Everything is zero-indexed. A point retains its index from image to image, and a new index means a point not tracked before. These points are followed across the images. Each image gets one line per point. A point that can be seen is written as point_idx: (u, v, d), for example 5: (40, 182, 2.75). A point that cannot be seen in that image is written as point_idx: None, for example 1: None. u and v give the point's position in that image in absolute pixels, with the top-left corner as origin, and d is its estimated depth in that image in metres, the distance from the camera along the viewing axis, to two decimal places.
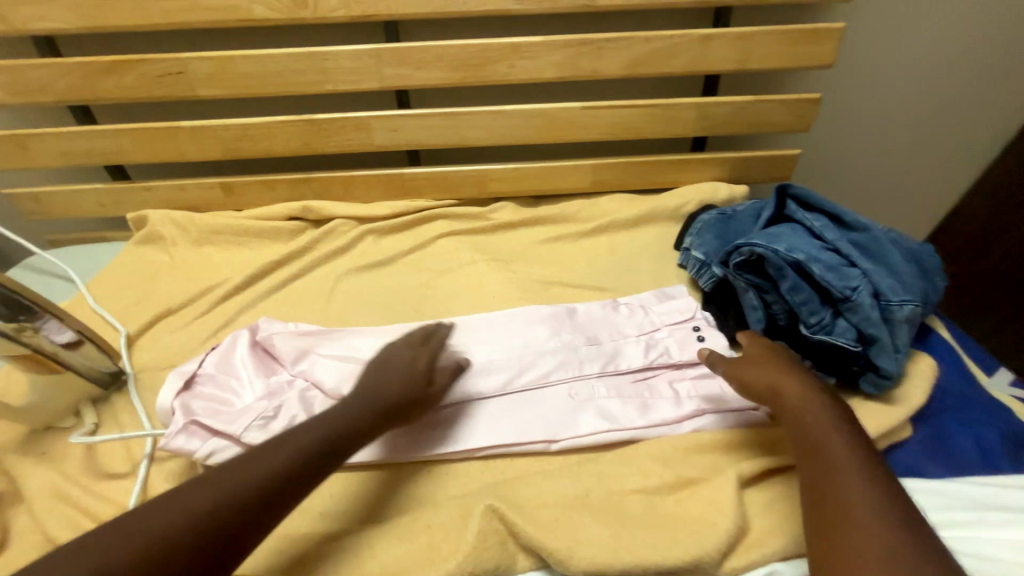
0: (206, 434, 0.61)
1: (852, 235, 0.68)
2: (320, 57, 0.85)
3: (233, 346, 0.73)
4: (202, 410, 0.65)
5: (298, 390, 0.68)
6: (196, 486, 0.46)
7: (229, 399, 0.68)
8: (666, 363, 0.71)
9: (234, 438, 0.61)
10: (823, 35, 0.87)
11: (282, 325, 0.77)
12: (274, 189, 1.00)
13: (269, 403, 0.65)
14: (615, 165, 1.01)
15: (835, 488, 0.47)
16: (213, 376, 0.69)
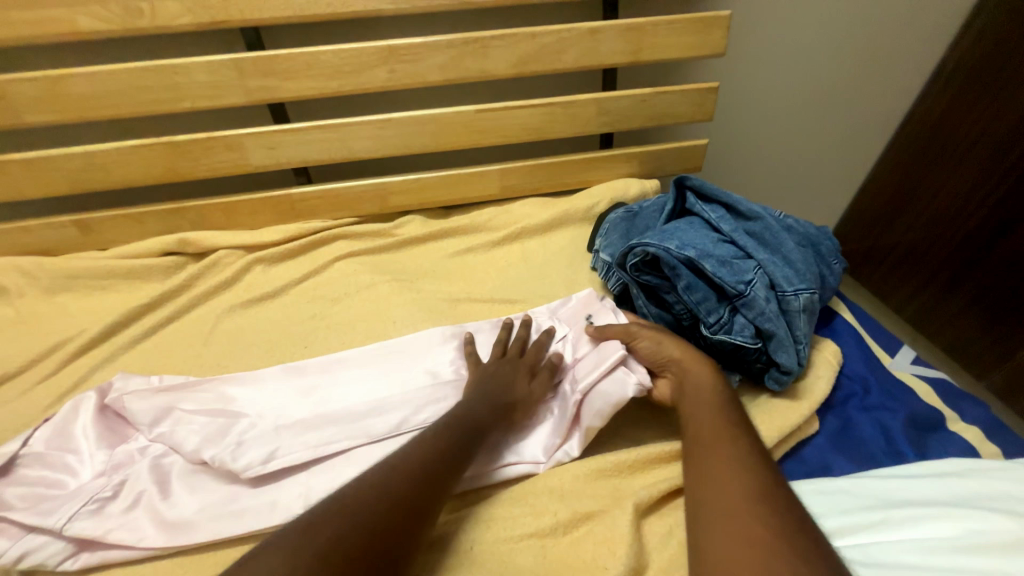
0: (18, 533, 0.52)
1: (747, 225, 0.66)
2: (170, 70, 0.75)
3: (74, 413, 0.62)
4: (19, 500, 0.55)
5: (149, 460, 0.59)
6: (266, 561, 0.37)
7: (63, 480, 0.57)
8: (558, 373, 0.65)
9: (54, 532, 0.52)
10: (709, 24, 0.85)
11: (142, 380, 0.66)
12: (141, 223, 0.88)
13: (105, 482, 0.56)
14: (523, 168, 0.96)
15: (703, 453, 0.47)
16: (44, 455, 0.59)
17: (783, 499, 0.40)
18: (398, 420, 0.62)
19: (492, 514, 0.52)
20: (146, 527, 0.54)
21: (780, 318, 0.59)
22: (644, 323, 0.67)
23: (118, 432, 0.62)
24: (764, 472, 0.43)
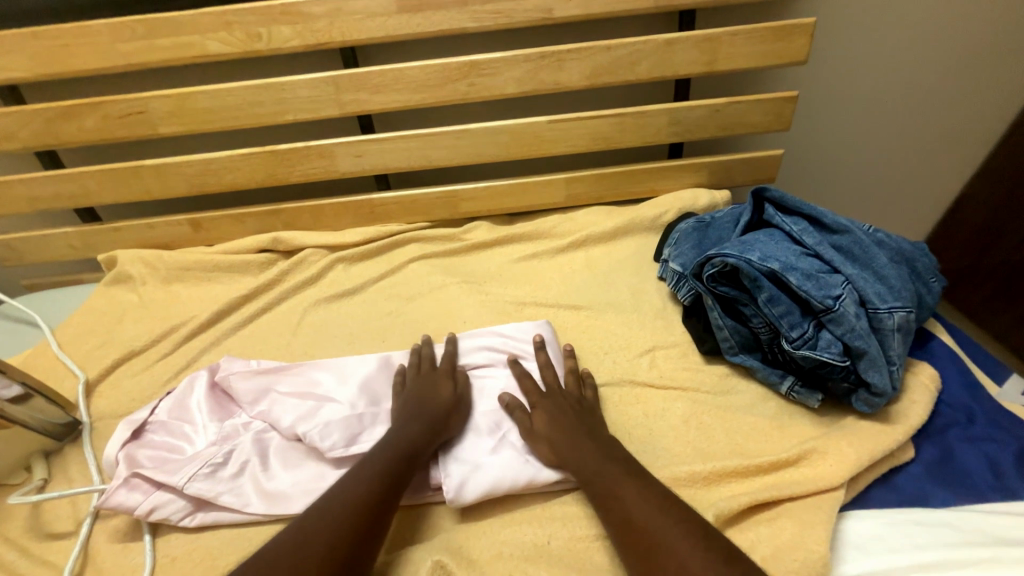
0: (148, 488, 0.59)
1: (834, 239, 0.64)
2: (278, 87, 0.84)
3: (191, 388, 0.70)
4: (149, 459, 0.62)
5: (253, 434, 0.64)
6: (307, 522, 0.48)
7: (183, 446, 0.65)
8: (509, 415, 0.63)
9: (177, 490, 0.59)
10: (792, 31, 0.83)
11: (244, 363, 0.73)
12: (243, 223, 0.98)
13: (218, 449, 0.62)
14: (589, 177, 0.97)
15: (627, 529, 0.47)
16: (166, 423, 0.66)
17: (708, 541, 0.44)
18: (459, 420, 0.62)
19: (567, 512, 0.55)
20: (251, 495, 0.60)
21: (872, 336, 0.57)
22: (717, 334, 0.66)
23: (226, 408, 0.69)
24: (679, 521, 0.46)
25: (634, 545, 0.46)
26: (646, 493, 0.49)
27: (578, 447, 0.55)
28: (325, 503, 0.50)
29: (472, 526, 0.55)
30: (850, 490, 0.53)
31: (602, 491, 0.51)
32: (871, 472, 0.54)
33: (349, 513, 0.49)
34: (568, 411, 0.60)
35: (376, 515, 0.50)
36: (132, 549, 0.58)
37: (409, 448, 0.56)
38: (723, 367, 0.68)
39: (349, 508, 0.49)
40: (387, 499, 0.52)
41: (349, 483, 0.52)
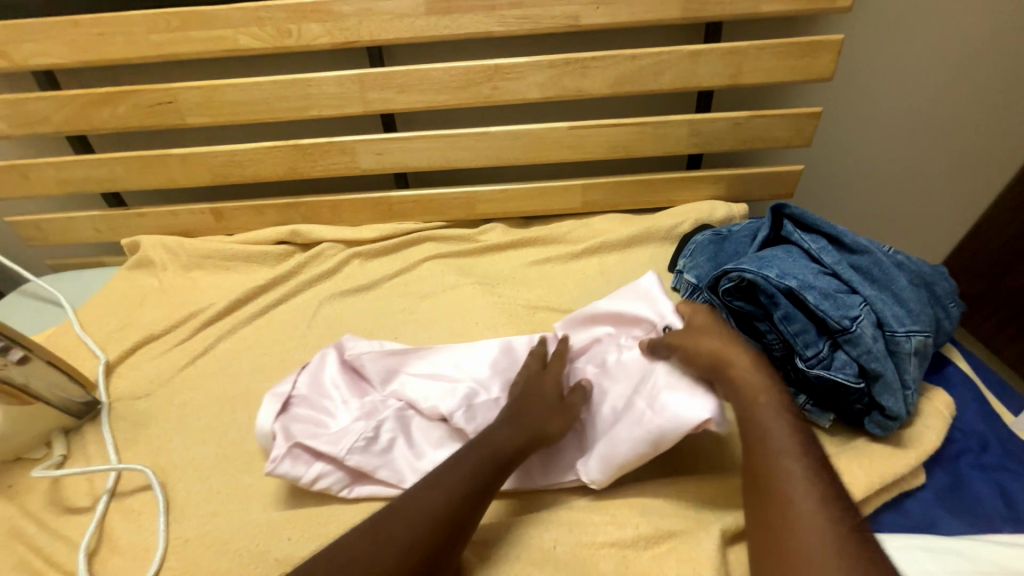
0: (309, 459, 0.61)
1: (853, 259, 0.63)
2: (305, 83, 0.85)
3: (323, 363, 0.70)
4: (301, 432, 0.63)
5: (371, 410, 0.65)
6: (405, 504, 0.50)
7: (319, 418, 0.65)
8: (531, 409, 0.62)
9: (314, 459, 0.61)
10: (819, 47, 0.83)
11: (368, 343, 0.73)
12: (263, 214, 1.00)
13: (366, 424, 0.62)
14: (607, 185, 0.98)
15: (772, 495, 0.47)
16: (308, 396, 0.67)
17: (852, 535, 0.43)
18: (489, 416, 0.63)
19: (573, 518, 0.55)
20: (307, 466, 0.60)
21: (887, 359, 0.56)
22: None
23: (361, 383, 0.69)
24: (830, 507, 0.45)
25: (773, 514, 0.46)
26: (801, 482, 0.46)
27: (763, 425, 0.51)
28: (431, 482, 0.52)
29: (478, 526, 0.56)
30: (857, 513, 0.52)
31: (762, 450, 0.50)
32: (880, 497, 0.54)
33: (444, 510, 0.50)
34: (755, 372, 0.55)
35: (475, 500, 0.52)
36: (146, 529, 0.60)
37: (505, 454, 0.55)
38: None
39: (446, 497, 0.50)
40: (479, 499, 0.52)
41: (452, 475, 0.52)
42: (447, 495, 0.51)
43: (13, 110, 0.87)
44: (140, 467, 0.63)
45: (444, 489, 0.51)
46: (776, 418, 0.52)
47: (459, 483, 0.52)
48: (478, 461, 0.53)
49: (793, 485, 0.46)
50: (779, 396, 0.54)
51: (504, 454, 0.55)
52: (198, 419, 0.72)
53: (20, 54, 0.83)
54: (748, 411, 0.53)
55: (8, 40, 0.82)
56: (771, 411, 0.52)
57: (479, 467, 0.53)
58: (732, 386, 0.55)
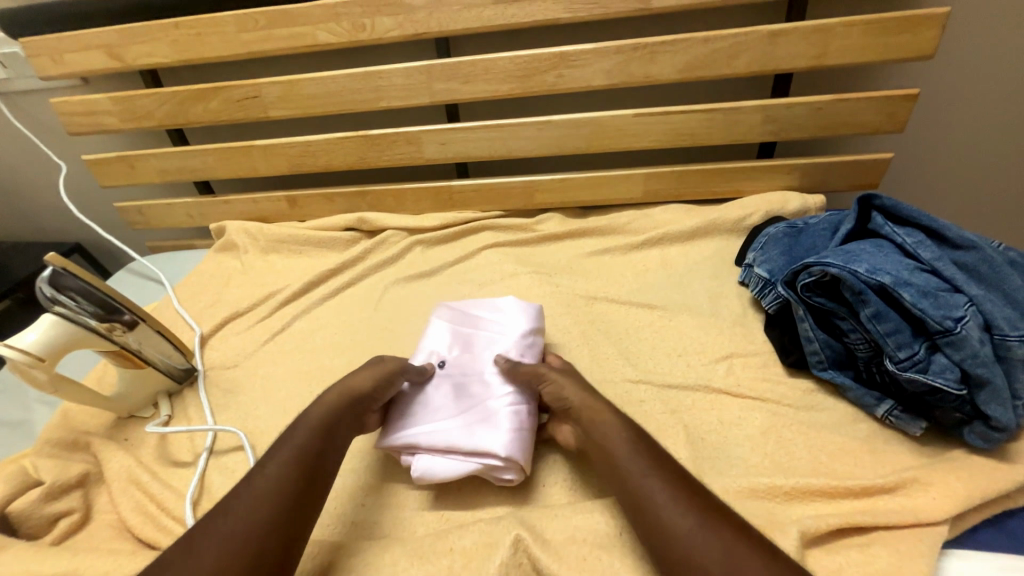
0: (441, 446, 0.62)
1: (956, 255, 0.58)
2: (377, 75, 0.89)
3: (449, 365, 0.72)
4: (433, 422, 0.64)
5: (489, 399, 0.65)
6: (232, 505, 0.48)
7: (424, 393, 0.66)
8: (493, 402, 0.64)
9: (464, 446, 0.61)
10: (919, 21, 0.75)
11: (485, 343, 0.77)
12: (333, 202, 1.06)
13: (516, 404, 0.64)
14: (671, 174, 0.95)
15: (650, 520, 0.46)
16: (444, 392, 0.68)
17: (729, 531, 0.44)
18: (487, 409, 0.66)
19: None
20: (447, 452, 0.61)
21: (996, 365, 0.51)
22: (806, 346, 0.63)
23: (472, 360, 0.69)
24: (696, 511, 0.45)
25: (662, 542, 0.45)
26: (665, 494, 0.47)
27: (617, 454, 0.52)
28: (246, 494, 0.49)
29: (542, 508, 0.57)
30: (953, 527, 0.49)
31: (628, 483, 0.49)
32: (979, 514, 0.49)
33: (272, 493, 0.49)
34: (603, 406, 0.57)
35: (302, 490, 0.50)
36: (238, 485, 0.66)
37: (319, 444, 0.55)
38: (808, 382, 0.64)
39: (264, 498, 0.48)
40: (311, 493, 0.51)
41: (270, 468, 0.51)
42: (273, 495, 0.49)
43: (124, 106, 0.97)
44: (234, 430, 0.70)
45: (269, 484, 0.49)
46: (626, 443, 0.53)
47: (280, 481, 0.50)
48: (304, 448, 0.54)
49: (660, 499, 0.47)
50: (625, 422, 0.56)
51: (317, 445, 0.54)
52: (280, 389, 0.78)
53: (131, 55, 0.92)
54: (605, 445, 0.53)
55: (122, 44, 0.91)
56: (621, 443, 0.53)
57: (300, 461, 0.52)
58: (588, 425, 0.56)
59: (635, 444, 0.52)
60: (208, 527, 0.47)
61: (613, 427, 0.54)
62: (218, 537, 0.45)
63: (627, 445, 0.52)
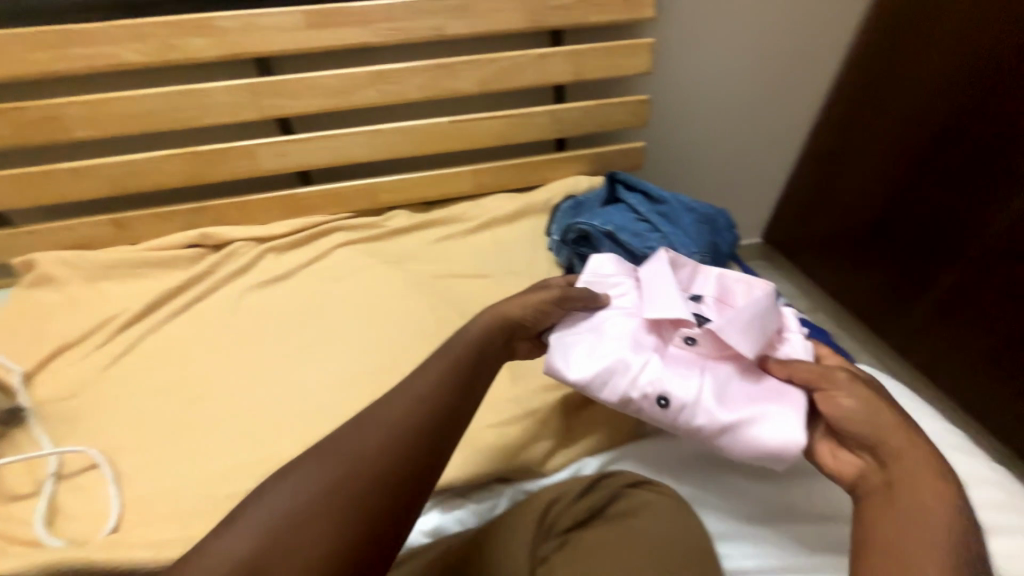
0: (609, 368, 0.60)
1: (658, 206, 0.87)
2: (198, 94, 0.92)
3: (663, 274, 0.65)
4: (592, 344, 0.62)
5: (664, 344, 0.62)
6: (320, 461, 0.43)
7: (626, 309, 0.65)
8: (683, 347, 0.62)
9: (624, 382, 0.60)
10: (636, 49, 1.06)
11: (713, 273, 0.70)
12: (170, 221, 1.05)
13: (685, 366, 0.60)
14: (492, 169, 1.15)
15: (901, 540, 0.41)
16: (637, 304, 0.65)
17: None
18: (655, 344, 0.62)
19: None
20: (595, 371, 0.60)
21: None
22: None
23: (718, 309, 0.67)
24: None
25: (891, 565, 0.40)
26: (938, 532, 0.41)
27: (898, 474, 0.45)
28: (342, 452, 0.43)
29: None
30: None
31: (891, 504, 0.44)
32: None
33: (372, 452, 0.43)
34: (907, 426, 0.47)
35: (417, 453, 0.44)
36: (97, 498, 0.67)
37: (455, 384, 0.50)
38: None
39: (383, 448, 0.43)
40: (427, 458, 0.44)
41: (392, 412, 0.46)
42: (395, 450, 0.44)
43: None
44: (84, 450, 0.70)
45: (376, 440, 0.44)
46: (913, 466, 0.45)
47: (400, 434, 0.44)
48: (444, 385, 0.50)
49: (926, 534, 0.41)
50: (937, 460, 0.45)
51: (459, 384, 0.51)
52: (134, 406, 0.79)
53: None
54: (892, 465, 0.46)
55: None
56: (915, 467, 0.45)
57: (425, 426, 0.46)
58: (882, 438, 0.47)
59: (932, 471, 0.44)
60: (285, 482, 0.42)
61: (921, 457, 0.45)
62: (304, 498, 0.40)
63: (924, 473, 0.44)
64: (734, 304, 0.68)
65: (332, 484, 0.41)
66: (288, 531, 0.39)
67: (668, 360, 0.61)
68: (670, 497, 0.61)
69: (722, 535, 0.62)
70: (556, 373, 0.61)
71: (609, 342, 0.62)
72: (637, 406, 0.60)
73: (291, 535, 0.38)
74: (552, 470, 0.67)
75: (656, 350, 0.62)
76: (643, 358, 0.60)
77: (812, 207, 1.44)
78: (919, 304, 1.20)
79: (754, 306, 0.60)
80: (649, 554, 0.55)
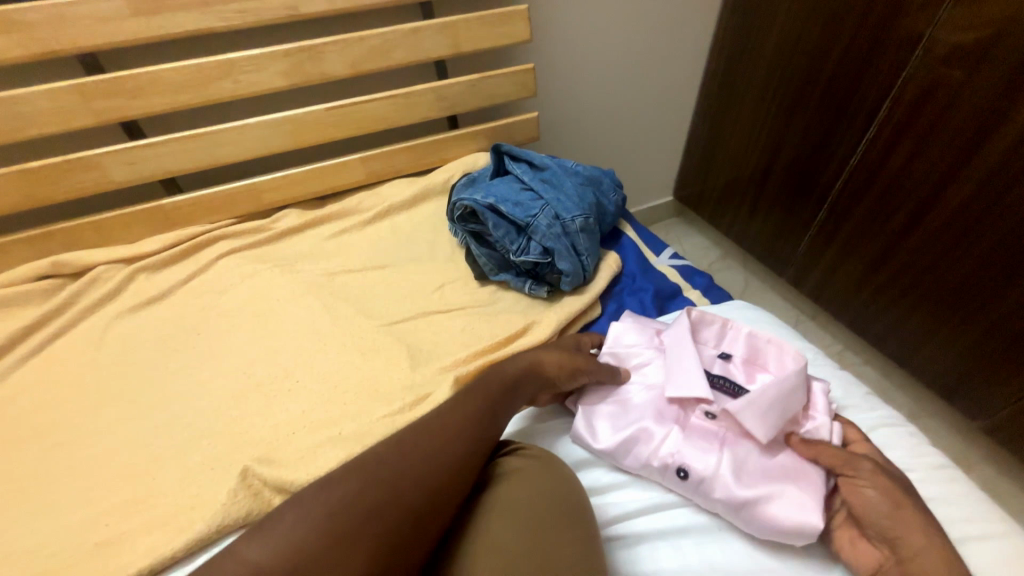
0: (624, 439, 0.59)
1: (543, 174, 0.88)
2: (9, 102, 0.80)
3: (689, 342, 0.65)
4: (612, 416, 0.62)
5: (697, 417, 0.60)
6: (362, 481, 0.44)
7: (649, 378, 0.65)
8: (705, 421, 0.59)
9: (640, 452, 0.59)
10: (509, 16, 1.04)
11: (732, 335, 0.68)
12: (10, 253, 0.91)
13: (702, 440, 0.58)
14: (382, 155, 1.10)
15: None
16: (655, 377, 0.65)
17: None
18: (681, 416, 0.61)
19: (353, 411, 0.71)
20: (616, 445, 0.60)
21: (562, 238, 0.81)
22: (479, 260, 0.87)
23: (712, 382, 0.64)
24: None
25: None
26: None
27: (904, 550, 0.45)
28: (385, 472, 0.45)
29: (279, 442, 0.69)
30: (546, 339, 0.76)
31: None
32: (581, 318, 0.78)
33: (417, 476, 0.45)
34: (918, 514, 0.47)
35: (461, 482, 0.47)
36: None
37: (490, 412, 0.54)
38: (491, 286, 0.88)
39: (427, 473, 0.46)
40: (461, 487, 0.47)
41: (432, 438, 0.48)
42: (440, 462, 0.47)
43: None
44: None
45: (419, 466, 0.46)
46: (918, 542, 0.45)
47: (439, 462, 0.47)
48: (480, 413, 0.53)
49: None
50: (938, 538, 0.46)
51: (493, 411, 0.54)
52: None
53: None
54: (899, 543, 0.46)
55: None
56: (919, 546, 0.45)
57: (465, 444, 0.49)
58: (888, 523, 0.47)
59: (935, 550, 0.45)
60: (326, 496, 0.42)
61: (924, 543, 0.45)
62: (346, 511, 0.41)
63: (925, 551, 0.45)
64: (766, 368, 0.66)
65: (370, 507, 0.42)
66: (324, 540, 0.39)
67: (687, 441, 0.58)
68: (543, 460, 0.53)
69: (597, 489, 0.60)
70: (589, 445, 0.61)
71: (634, 413, 0.62)
72: (655, 476, 0.58)
73: (330, 546, 0.39)
74: None
75: (681, 424, 0.60)
76: (663, 436, 0.59)
77: (711, 155, 1.48)
78: (800, 248, 1.29)
79: (780, 383, 0.57)
80: (516, 523, 0.45)
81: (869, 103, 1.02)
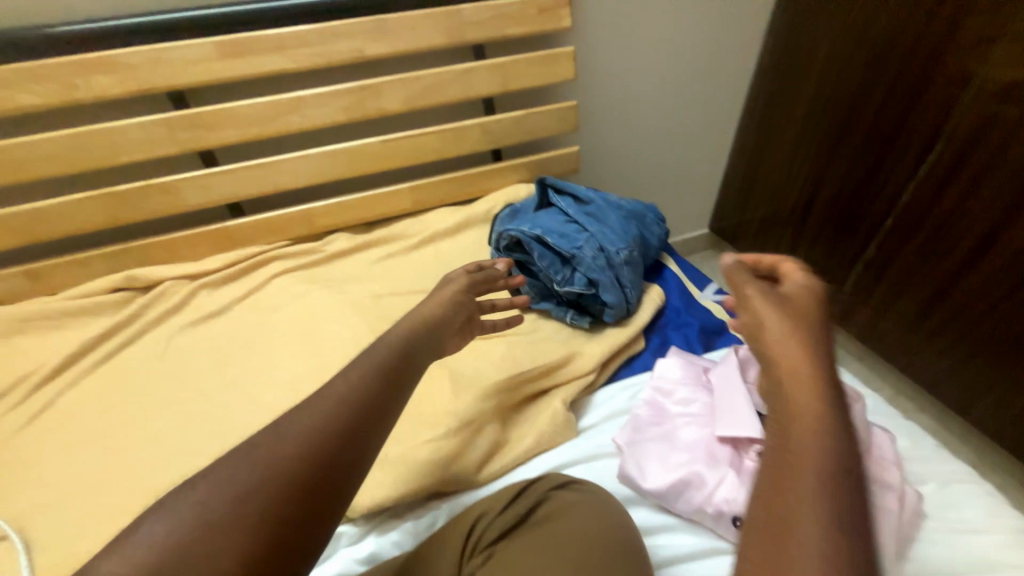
0: (674, 480, 0.58)
1: (587, 208, 0.90)
2: (107, 132, 0.89)
3: (738, 382, 0.64)
4: (659, 456, 0.61)
5: (752, 459, 0.58)
6: (235, 466, 0.37)
7: (698, 416, 0.64)
8: (759, 462, 0.57)
9: (692, 494, 0.57)
10: (556, 57, 1.09)
11: None
12: (90, 266, 1.00)
13: None
14: (430, 184, 1.16)
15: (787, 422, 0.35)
16: (702, 416, 0.64)
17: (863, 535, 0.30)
18: (734, 457, 0.59)
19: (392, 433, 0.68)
20: (667, 486, 0.58)
21: (606, 270, 0.82)
22: (521, 288, 0.87)
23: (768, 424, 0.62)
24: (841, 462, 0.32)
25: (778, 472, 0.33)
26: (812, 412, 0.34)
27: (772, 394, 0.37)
28: (265, 451, 0.38)
29: None
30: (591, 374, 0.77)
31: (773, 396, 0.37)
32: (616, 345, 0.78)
33: (299, 451, 0.38)
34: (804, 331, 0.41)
35: (350, 453, 0.40)
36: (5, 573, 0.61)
37: (392, 370, 0.47)
38: (532, 314, 0.87)
39: (311, 448, 0.39)
40: (354, 459, 0.40)
41: (319, 405, 0.42)
42: (329, 435, 0.40)
43: None
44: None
45: (301, 437, 0.39)
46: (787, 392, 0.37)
47: (323, 433, 0.40)
48: (382, 366, 0.47)
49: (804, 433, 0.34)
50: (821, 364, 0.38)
51: (401, 371, 0.48)
52: (51, 467, 0.73)
53: None
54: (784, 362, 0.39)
55: None
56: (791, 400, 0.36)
57: (355, 406, 0.42)
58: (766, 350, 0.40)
59: (808, 381, 0.37)
60: (200, 485, 0.37)
61: (797, 361, 0.38)
62: (219, 502, 0.35)
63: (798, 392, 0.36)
64: None
65: (243, 491, 0.36)
66: (190, 538, 0.34)
67: (743, 484, 0.56)
68: (591, 494, 0.53)
69: (649, 529, 0.59)
70: (638, 487, 0.60)
71: (683, 453, 0.60)
72: (710, 520, 0.57)
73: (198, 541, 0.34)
74: (489, 478, 0.66)
75: (736, 466, 0.58)
76: (718, 478, 0.57)
77: (749, 190, 1.48)
78: (844, 285, 1.25)
79: None
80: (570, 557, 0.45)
81: (917, 141, 1.01)
